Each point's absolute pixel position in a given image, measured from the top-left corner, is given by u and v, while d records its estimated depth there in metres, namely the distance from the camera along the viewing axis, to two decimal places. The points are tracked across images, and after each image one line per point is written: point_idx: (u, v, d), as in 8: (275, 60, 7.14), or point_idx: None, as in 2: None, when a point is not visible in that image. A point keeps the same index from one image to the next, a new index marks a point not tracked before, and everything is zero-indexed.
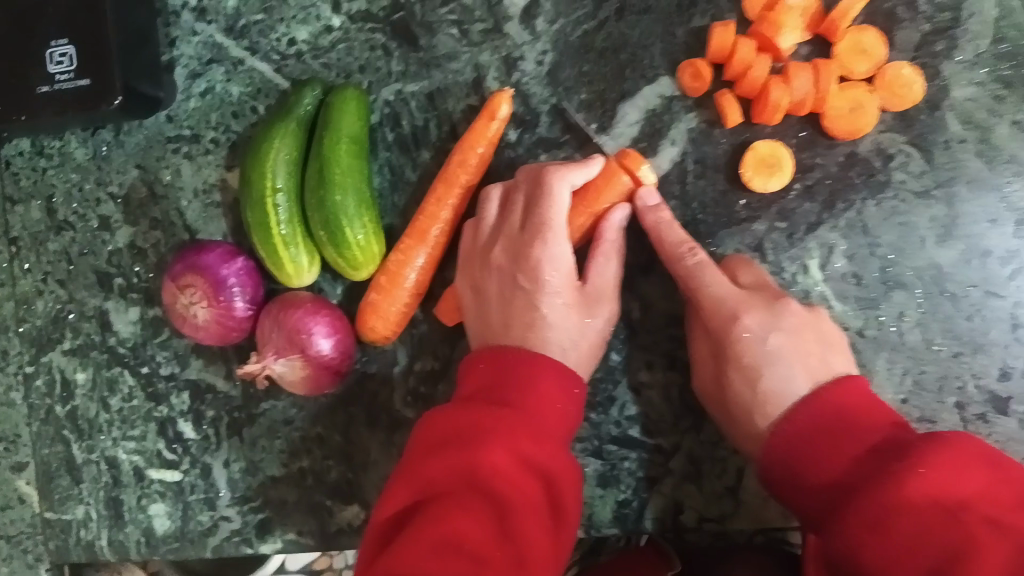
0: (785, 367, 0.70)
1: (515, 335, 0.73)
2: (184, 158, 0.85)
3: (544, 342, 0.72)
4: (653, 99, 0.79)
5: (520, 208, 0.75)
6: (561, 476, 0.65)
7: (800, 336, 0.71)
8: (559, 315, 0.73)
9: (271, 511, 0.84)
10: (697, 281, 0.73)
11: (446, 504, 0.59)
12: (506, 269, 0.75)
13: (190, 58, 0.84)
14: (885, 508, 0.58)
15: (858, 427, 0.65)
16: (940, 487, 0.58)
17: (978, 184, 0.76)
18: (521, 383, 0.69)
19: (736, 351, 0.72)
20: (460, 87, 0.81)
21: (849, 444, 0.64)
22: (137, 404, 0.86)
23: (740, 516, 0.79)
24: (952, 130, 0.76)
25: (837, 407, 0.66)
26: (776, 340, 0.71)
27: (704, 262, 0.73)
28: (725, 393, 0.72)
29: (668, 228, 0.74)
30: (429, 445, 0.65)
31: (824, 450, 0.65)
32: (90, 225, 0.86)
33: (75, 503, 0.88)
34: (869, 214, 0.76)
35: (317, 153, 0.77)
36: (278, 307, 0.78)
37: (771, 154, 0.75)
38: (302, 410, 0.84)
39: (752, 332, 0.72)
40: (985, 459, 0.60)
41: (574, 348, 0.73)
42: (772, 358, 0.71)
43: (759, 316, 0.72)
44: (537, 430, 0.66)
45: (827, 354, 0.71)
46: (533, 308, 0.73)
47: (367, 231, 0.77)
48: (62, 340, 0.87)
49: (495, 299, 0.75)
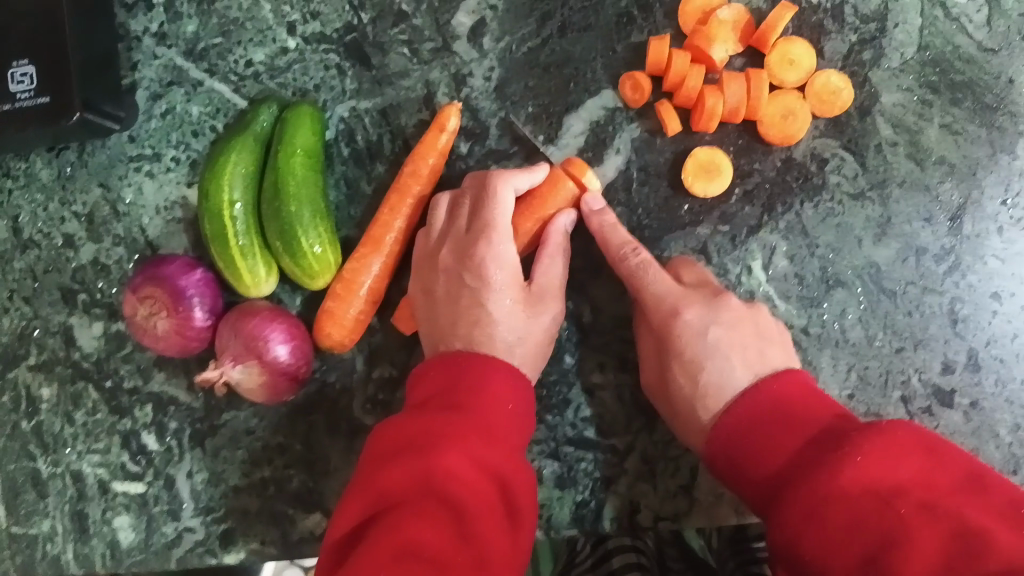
0: (724, 359, 0.72)
1: (461, 332, 0.74)
2: (146, 176, 0.87)
3: (490, 338, 0.74)
4: (596, 111, 0.81)
5: (467, 212, 0.78)
6: (513, 479, 0.66)
7: (738, 329, 0.73)
8: (506, 314, 0.75)
9: (234, 521, 0.85)
10: (641, 280, 0.75)
11: (401, 510, 0.59)
12: (453, 270, 0.77)
13: (151, 81, 0.87)
14: (818, 498, 0.57)
15: (799, 420, 0.64)
16: (874, 475, 0.56)
17: (911, 184, 0.78)
18: (474, 387, 0.70)
19: (677, 346, 0.73)
20: (412, 102, 0.84)
21: (790, 437, 0.63)
22: (100, 418, 0.88)
23: (694, 513, 0.81)
24: (883, 134, 0.79)
25: (778, 401, 0.66)
26: (715, 332, 0.73)
27: (647, 261, 0.75)
28: (668, 387, 0.74)
29: (612, 229, 0.77)
30: (383, 454, 0.65)
31: (766, 445, 0.64)
32: (55, 243, 0.88)
33: (41, 517, 0.88)
34: (807, 216, 0.79)
35: (272, 166, 0.79)
36: (236, 316, 0.80)
37: (710, 160, 0.77)
38: (263, 419, 0.86)
39: (693, 326, 0.73)
40: (923, 443, 0.58)
41: (520, 345, 0.75)
42: (710, 352, 0.72)
43: (698, 310, 0.74)
44: (489, 432, 0.66)
45: (767, 345, 0.73)
46: (478, 306, 0.75)
47: (322, 240, 0.79)
48: (28, 356, 0.89)
49: (443, 299, 0.77)
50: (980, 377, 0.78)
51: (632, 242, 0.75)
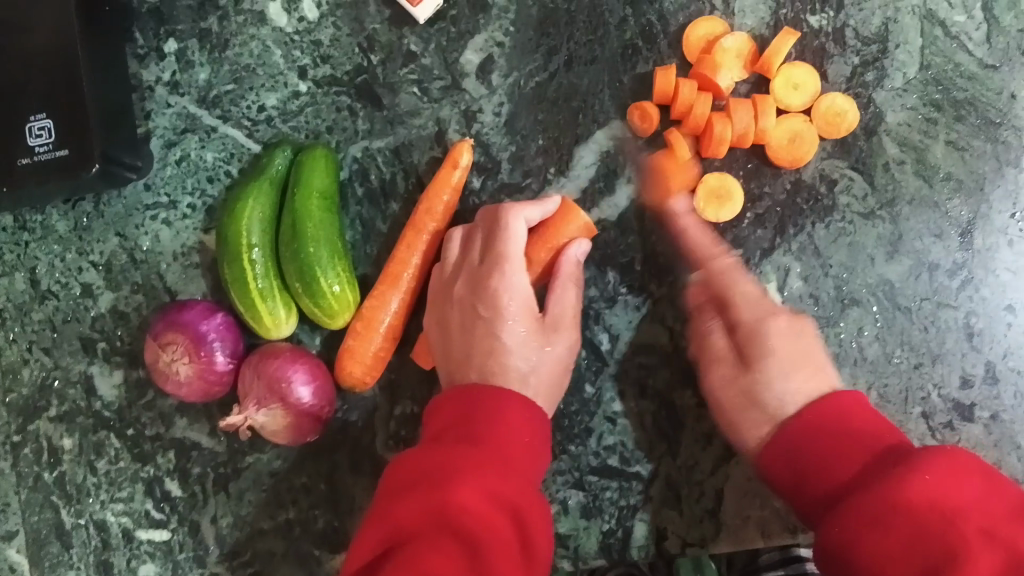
0: (804, 366, 0.71)
1: (476, 361, 0.74)
2: (162, 224, 0.88)
3: (505, 368, 0.74)
4: (605, 142, 0.83)
5: (480, 246, 0.79)
6: (528, 508, 0.66)
7: (813, 345, 0.74)
8: (520, 344, 0.75)
9: (260, 564, 0.86)
10: (731, 282, 0.78)
11: (414, 549, 0.60)
12: (467, 301, 0.77)
13: (165, 129, 0.88)
14: (875, 513, 0.56)
15: (849, 436, 0.63)
16: (935, 496, 0.55)
17: (920, 202, 0.80)
18: (497, 419, 0.70)
19: (765, 337, 0.73)
20: (424, 140, 0.85)
21: (839, 455, 0.62)
22: (123, 466, 0.88)
23: (722, 538, 0.81)
24: (890, 153, 0.80)
25: (834, 419, 0.64)
26: (801, 342, 0.73)
27: (736, 265, 0.79)
28: (742, 381, 0.73)
29: (701, 233, 0.80)
30: (400, 486, 0.66)
31: (819, 459, 0.63)
32: (73, 293, 0.89)
33: (66, 569, 0.88)
34: (819, 236, 0.80)
35: (289, 208, 0.80)
36: (258, 358, 0.81)
37: (721, 186, 0.80)
38: (285, 461, 0.86)
39: (779, 329, 0.74)
40: (981, 471, 0.57)
41: (534, 376, 0.75)
42: (793, 356, 0.72)
43: (788, 321, 0.75)
44: (505, 467, 0.66)
45: (832, 368, 0.72)
46: (492, 336, 0.75)
47: (341, 279, 0.80)
48: (48, 408, 0.89)
49: (457, 330, 0.77)
50: (999, 390, 0.78)
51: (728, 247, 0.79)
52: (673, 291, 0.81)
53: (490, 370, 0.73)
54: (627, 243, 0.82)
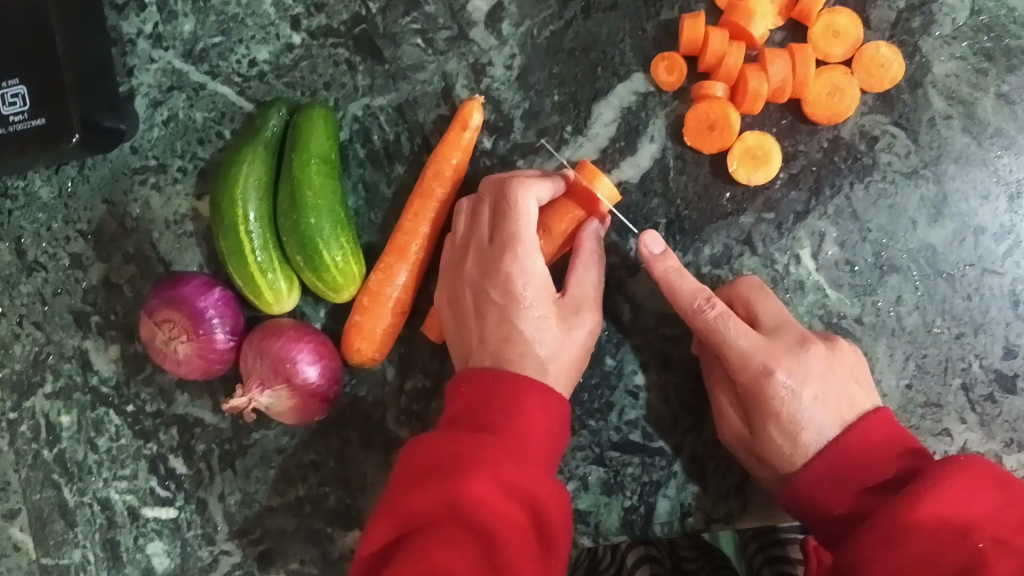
0: (817, 418, 0.68)
1: (492, 349, 0.70)
2: (152, 189, 0.83)
3: (520, 357, 0.70)
4: (627, 97, 0.77)
5: (489, 221, 0.73)
6: (551, 500, 0.63)
7: (827, 380, 0.69)
8: (539, 330, 0.70)
9: (272, 541, 0.83)
10: (722, 335, 0.68)
11: (430, 538, 0.57)
12: (479, 284, 0.72)
13: (150, 86, 0.82)
14: (895, 524, 0.57)
15: (867, 461, 0.65)
16: (948, 510, 0.57)
17: (966, 161, 0.75)
18: (513, 407, 0.66)
19: (773, 407, 0.68)
20: (429, 97, 0.79)
21: (859, 481, 0.65)
22: (124, 443, 0.84)
23: (748, 514, 0.78)
24: (936, 107, 0.75)
25: (855, 444, 0.66)
26: (806, 394, 0.68)
27: (725, 313, 0.69)
28: (752, 443, 0.71)
29: (679, 277, 0.70)
30: (416, 474, 0.63)
31: (840, 484, 0.65)
32: (62, 264, 0.84)
33: (72, 547, 0.85)
34: (857, 198, 0.75)
35: (287, 176, 0.75)
36: (260, 336, 0.76)
37: (758, 145, 0.74)
38: (294, 437, 0.83)
39: (788, 386, 0.68)
40: (992, 481, 0.59)
41: (555, 359, 0.70)
42: (807, 422, 0.68)
43: (790, 369, 0.68)
44: (522, 455, 0.63)
45: (847, 395, 0.69)
46: (508, 322, 0.70)
47: (344, 251, 0.75)
48: (43, 383, 0.85)
49: (471, 314, 0.72)
50: None
51: (713, 303, 0.68)
52: (698, 260, 0.76)
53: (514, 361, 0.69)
54: (649, 207, 0.77)
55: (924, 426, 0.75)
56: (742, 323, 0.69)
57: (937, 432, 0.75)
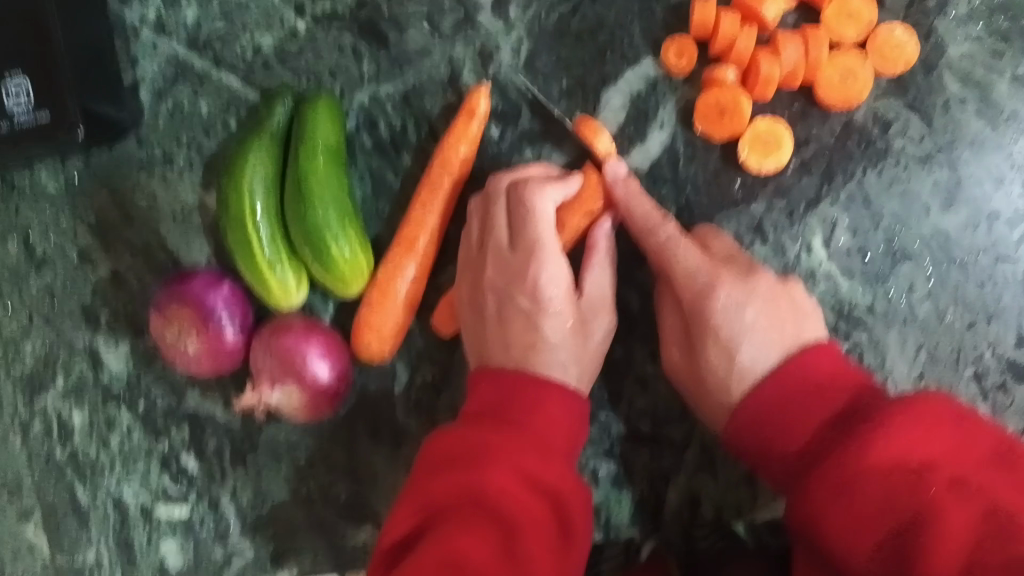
0: (757, 336, 0.67)
1: (517, 355, 0.70)
2: (159, 181, 0.82)
3: (546, 363, 0.69)
4: (636, 82, 0.76)
5: (505, 225, 0.73)
6: (575, 496, 0.62)
7: (775, 307, 0.68)
8: (562, 335, 0.71)
9: (283, 538, 0.82)
10: (670, 256, 0.70)
11: (449, 525, 0.57)
12: (503, 292, 0.72)
13: (154, 76, 0.81)
14: (848, 470, 0.55)
15: (824, 390, 0.61)
16: (900, 450, 0.54)
17: (981, 145, 0.74)
18: (533, 405, 0.66)
19: (712, 323, 0.68)
20: (435, 84, 0.78)
21: (817, 411, 0.61)
22: (137, 441, 0.84)
23: (761, 505, 0.77)
24: (950, 90, 0.74)
25: (809, 374, 0.63)
26: (748, 310, 0.68)
27: (676, 236, 0.70)
28: (696, 368, 0.70)
29: (638, 201, 0.72)
30: (436, 462, 0.63)
31: (799, 413, 0.61)
32: (71, 259, 0.84)
33: (85, 546, 0.85)
34: (870, 183, 0.74)
35: (294, 169, 0.74)
36: (269, 333, 0.76)
37: (770, 132, 0.72)
38: (303, 431, 0.82)
39: (730, 304, 0.68)
40: (953, 418, 0.55)
41: (578, 359, 0.71)
42: (740, 334, 0.67)
43: (732, 288, 0.69)
44: (545, 450, 0.62)
45: (796, 322, 0.68)
46: (533, 329, 0.71)
47: (352, 244, 0.75)
48: (55, 382, 0.85)
49: (492, 320, 0.72)
50: None
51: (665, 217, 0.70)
52: None
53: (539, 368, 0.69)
54: (659, 195, 0.76)
55: None
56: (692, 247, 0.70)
57: None
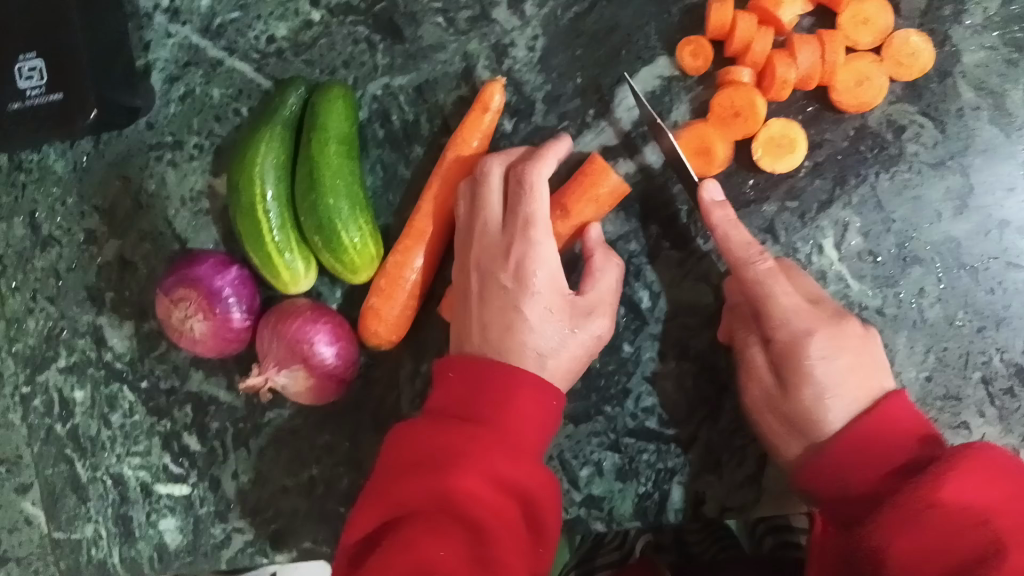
0: (849, 394, 0.66)
1: (495, 337, 0.69)
2: (168, 166, 0.82)
3: (521, 346, 0.68)
4: (651, 81, 0.77)
5: (497, 203, 0.72)
6: (541, 492, 0.62)
7: (860, 355, 0.67)
8: (543, 321, 0.69)
9: (284, 522, 0.83)
10: (766, 290, 0.67)
11: (417, 530, 0.57)
12: (487, 269, 0.71)
13: (166, 61, 0.81)
14: (924, 501, 0.55)
15: (886, 442, 0.63)
16: (969, 489, 0.55)
17: (993, 153, 0.75)
18: (501, 399, 0.64)
19: (803, 367, 0.66)
20: (450, 78, 0.78)
21: (882, 464, 0.62)
22: (138, 420, 0.84)
23: (763, 503, 0.77)
24: (964, 98, 0.74)
25: (877, 426, 0.63)
26: (842, 358, 0.66)
27: (774, 270, 0.67)
28: (783, 405, 0.69)
29: (734, 230, 0.68)
30: (404, 463, 0.62)
31: (866, 465, 0.62)
32: (77, 239, 0.84)
33: (84, 521, 0.85)
34: (882, 188, 0.75)
35: (306, 156, 0.74)
36: (276, 317, 0.76)
37: (783, 134, 0.73)
38: (307, 417, 0.82)
39: (822, 355, 0.66)
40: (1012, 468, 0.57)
41: (552, 353, 0.69)
42: (831, 384, 0.66)
43: (828, 336, 0.66)
44: (513, 444, 0.62)
45: (877, 375, 0.67)
46: (514, 308, 0.69)
47: (362, 233, 0.75)
48: (57, 358, 0.85)
49: (475, 297, 0.71)
50: None
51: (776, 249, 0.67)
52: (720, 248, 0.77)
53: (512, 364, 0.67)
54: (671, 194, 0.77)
55: (942, 420, 0.75)
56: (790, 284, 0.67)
57: (955, 425, 0.75)
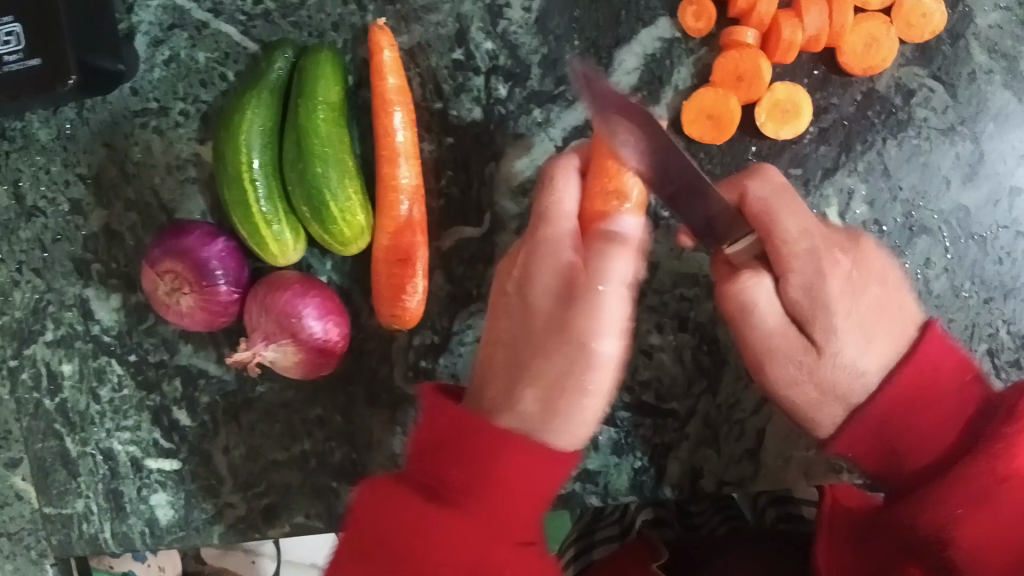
0: (881, 337, 0.62)
1: (506, 378, 0.60)
2: (153, 133, 0.80)
3: (538, 375, 0.59)
4: (651, 44, 0.74)
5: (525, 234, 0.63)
6: None
7: (879, 287, 0.64)
8: (569, 348, 0.58)
9: (275, 497, 0.82)
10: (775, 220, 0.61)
11: None
12: (516, 307, 0.61)
13: (150, 24, 0.78)
14: (991, 478, 0.55)
15: (938, 396, 0.59)
16: None
17: (1005, 118, 0.72)
18: (478, 457, 0.56)
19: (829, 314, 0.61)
20: (443, 41, 0.75)
21: (937, 422, 0.59)
22: (127, 394, 0.83)
23: (760, 478, 0.77)
24: (977, 60, 0.72)
25: (921, 377, 0.60)
26: (868, 292, 0.63)
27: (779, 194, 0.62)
28: (818, 369, 0.62)
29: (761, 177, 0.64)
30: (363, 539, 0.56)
31: (920, 427, 0.59)
32: (61, 209, 0.81)
33: (75, 497, 0.84)
34: (890, 155, 0.72)
35: (293, 123, 0.72)
36: (264, 290, 0.74)
37: (789, 99, 0.70)
38: (298, 390, 0.81)
39: (844, 288, 0.62)
40: None
41: (585, 388, 0.59)
42: (854, 324, 0.61)
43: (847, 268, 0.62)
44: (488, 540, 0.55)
45: (897, 315, 0.63)
46: (533, 343, 0.60)
47: (352, 201, 0.73)
48: (44, 332, 0.83)
49: (506, 362, 0.61)
50: None
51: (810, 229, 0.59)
52: None
53: (486, 412, 0.60)
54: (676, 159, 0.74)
55: None
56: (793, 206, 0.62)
57: None
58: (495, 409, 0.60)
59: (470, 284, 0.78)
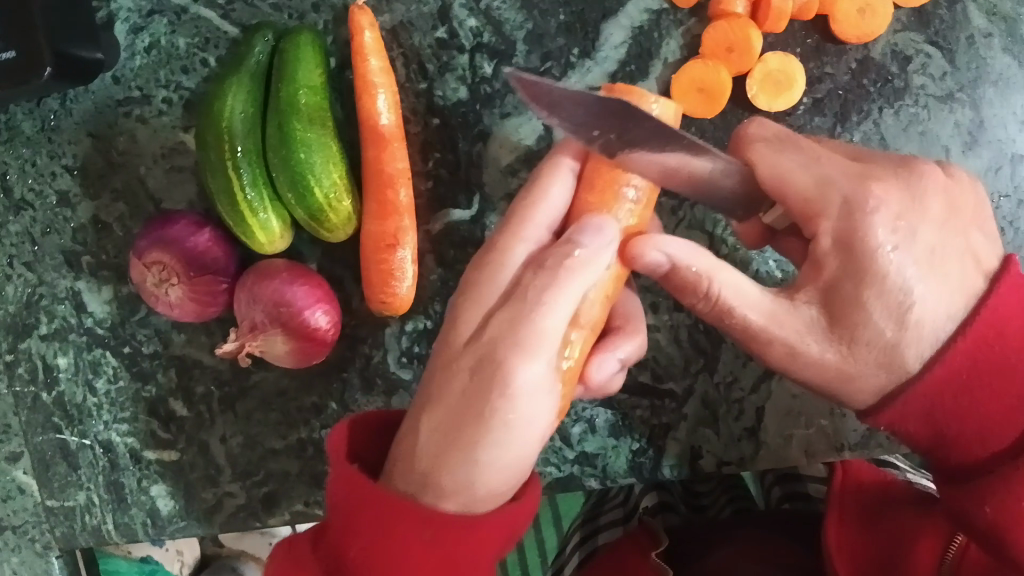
0: (942, 278, 0.56)
1: (428, 404, 0.56)
2: (137, 123, 0.79)
3: (446, 401, 0.55)
4: (639, 16, 0.74)
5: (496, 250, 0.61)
6: None
7: (947, 224, 0.58)
8: (477, 372, 0.54)
9: (275, 485, 0.81)
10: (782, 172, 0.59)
11: None
12: (448, 326, 0.58)
13: (129, 11, 0.77)
14: None
15: (1003, 366, 0.54)
16: None
17: (1005, 83, 0.73)
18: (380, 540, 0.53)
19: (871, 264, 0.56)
20: (425, 19, 0.74)
21: (1002, 397, 0.54)
22: (123, 385, 0.82)
23: (761, 457, 0.76)
24: (976, 24, 0.73)
25: (985, 347, 0.54)
26: (925, 233, 0.57)
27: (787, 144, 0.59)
28: (849, 338, 0.57)
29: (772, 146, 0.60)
30: None
31: (981, 405, 0.55)
32: (50, 202, 0.80)
33: (75, 489, 0.82)
34: (887, 123, 0.73)
35: (275, 108, 0.71)
36: (253, 279, 0.73)
37: (781, 69, 0.69)
38: (293, 378, 0.81)
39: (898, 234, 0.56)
40: None
41: (483, 420, 0.53)
42: (916, 272, 0.56)
43: (904, 207, 0.57)
44: None
45: (960, 256, 0.57)
46: (448, 364, 0.56)
47: (338, 186, 0.72)
48: (38, 326, 0.81)
49: (430, 384, 0.57)
50: None
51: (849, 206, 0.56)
52: None
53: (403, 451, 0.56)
54: None
55: None
56: (797, 152, 0.59)
57: None
58: (412, 446, 0.55)
59: (461, 268, 0.77)
